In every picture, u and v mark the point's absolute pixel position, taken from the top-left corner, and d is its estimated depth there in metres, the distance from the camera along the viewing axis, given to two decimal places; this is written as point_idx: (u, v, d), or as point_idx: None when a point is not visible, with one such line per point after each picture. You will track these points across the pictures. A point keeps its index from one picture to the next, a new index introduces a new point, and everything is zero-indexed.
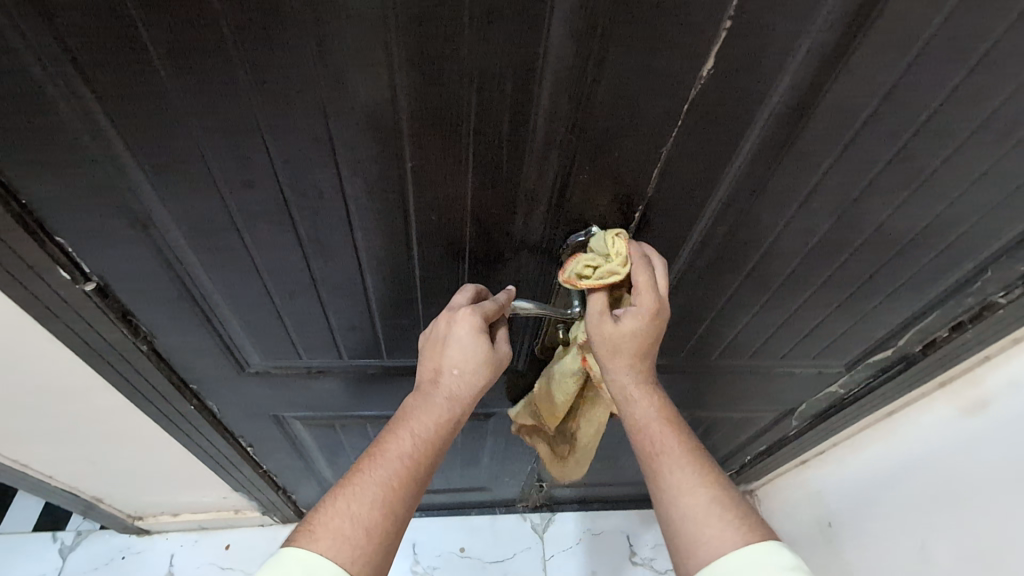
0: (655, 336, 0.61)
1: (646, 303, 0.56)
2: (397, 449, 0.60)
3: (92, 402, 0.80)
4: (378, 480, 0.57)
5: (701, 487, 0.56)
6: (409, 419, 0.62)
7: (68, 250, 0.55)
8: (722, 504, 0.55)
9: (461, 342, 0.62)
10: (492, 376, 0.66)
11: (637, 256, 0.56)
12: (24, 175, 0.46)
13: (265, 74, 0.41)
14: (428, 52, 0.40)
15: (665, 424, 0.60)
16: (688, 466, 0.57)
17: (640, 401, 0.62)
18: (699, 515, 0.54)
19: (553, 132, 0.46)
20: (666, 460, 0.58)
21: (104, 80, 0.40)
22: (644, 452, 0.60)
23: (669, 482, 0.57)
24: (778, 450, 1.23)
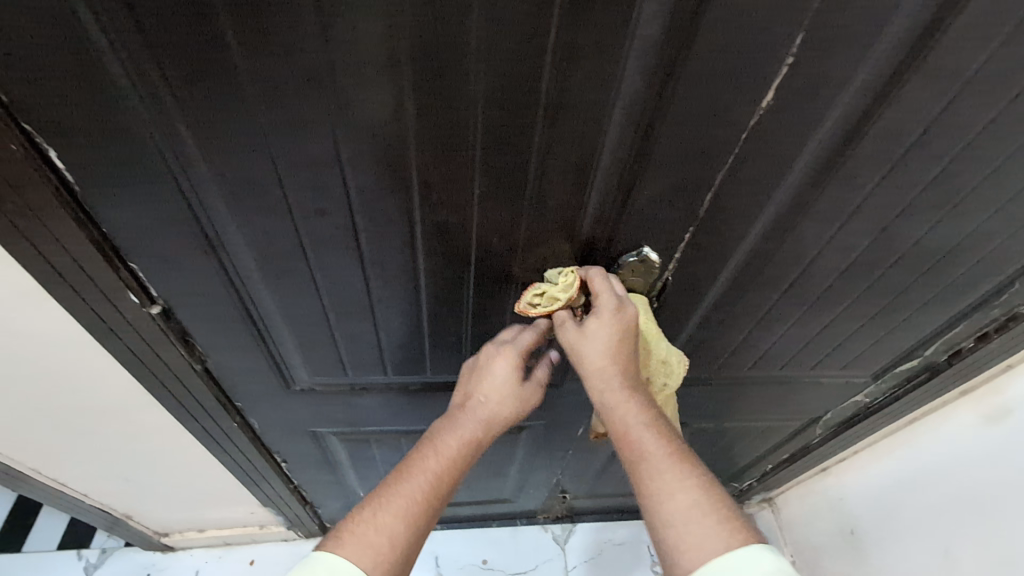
0: (624, 338, 0.59)
1: (604, 306, 0.58)
2: (423, 465, 0.60)
3: (138, 419, 0.82)
4: (403, 493, 0.58)
5: (683, 492, 0.51)
6: (437, 440, 0.63)
7: (139, 275, 0.57)
8: (706, 509, 0.50)
9: (495, 372, 0.66)
10: (525, 406, 0.68)
11: (592, 271, 0.59)
12: (109, 202, 0.49)
13: (350, 108, 0.43)
14: (509, 88, 0.42)
15: (650, 428, 0.56)
16: (671, 470, 0.53)
17: (620, 407, 0.57)
18: (681, 520, 0.50)
19: (618, 159, 0.49)
20: (648, 463, 0.54)
21: (200, 115, 0.43)
22: (628, 458, 0.56)
23: (651, 486, 0.53)
24: (800, 458, 1.25)
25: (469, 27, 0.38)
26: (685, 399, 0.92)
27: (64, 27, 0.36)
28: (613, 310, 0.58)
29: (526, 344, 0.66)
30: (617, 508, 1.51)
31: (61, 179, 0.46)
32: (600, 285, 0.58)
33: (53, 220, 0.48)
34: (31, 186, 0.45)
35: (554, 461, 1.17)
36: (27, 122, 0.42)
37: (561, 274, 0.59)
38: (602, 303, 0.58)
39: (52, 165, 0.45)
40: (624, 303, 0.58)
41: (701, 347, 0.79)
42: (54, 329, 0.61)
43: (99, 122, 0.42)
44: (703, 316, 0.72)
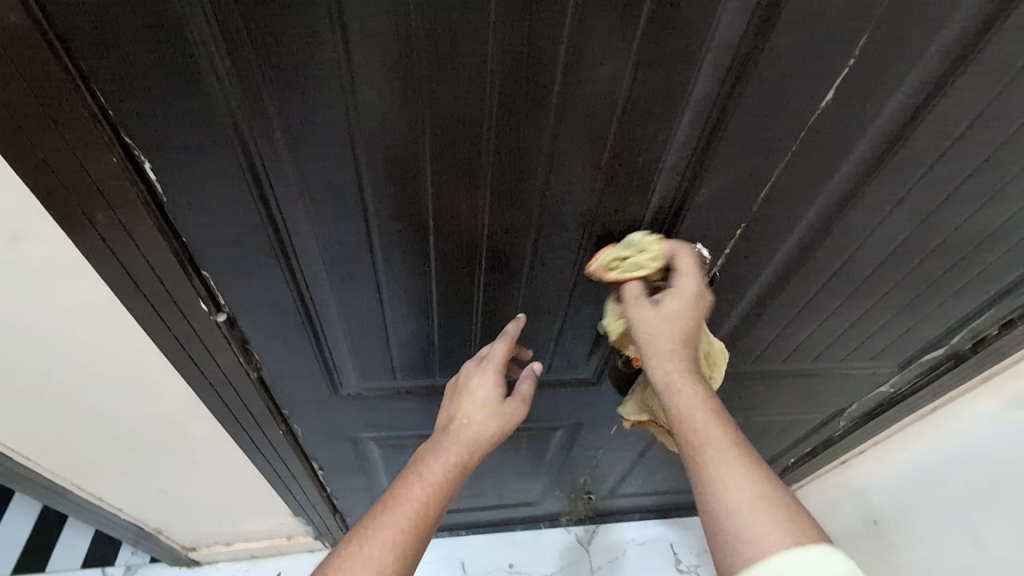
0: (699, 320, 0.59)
1: (686, 286, 0.58)
2: (408, 494, 0.59)
3: (186, 431, 0.82)
4: (390, 524, 0.56)
5: (752, 484, 0.49)
6: (420, 470, 0.62)
7: (210, 283, 0.58)
8: (777, 502, 0.48)
9: (473, 392, 0.70)
10: (508, 424, 0.70)
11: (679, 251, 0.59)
12: (194, 212, 0.50)
13: (442, 116, 0.45)
14: (592, 94, 0.45)
15: (711, 414, 0.54)
16: (738, 460, 0.50)
17: (682, 390, 0.56)
18: (748, 514, 0.47)
19: (682, 156, 0.52)
20: (713, 451, 0.51)
21: (296, 126, 0.44)
22: (688, 445, 0.53)
23: (715, 477, 0.50)
24: (822, 451, 1.27)
25: (561, 36, 0.41)
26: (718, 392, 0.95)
27: (183, 43, 0.38)
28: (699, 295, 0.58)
29: (499, 357, 0.70)
30: (640, 508, 1.52)
31: (151, 192, 0.48)
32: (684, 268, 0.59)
33: (140, 230, 0.49)
34: (123, 198, 0.46)
35: (584, 461, 1.19)
36: (128, 136, 0.43)
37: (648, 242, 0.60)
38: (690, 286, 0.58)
39: (145, 178, 0.47)
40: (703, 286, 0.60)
41: (739, 341, 0.81)
42: (120, 338, 0.62)
43: (195, 136, 0.44)
44: (745, 309, 0.75)
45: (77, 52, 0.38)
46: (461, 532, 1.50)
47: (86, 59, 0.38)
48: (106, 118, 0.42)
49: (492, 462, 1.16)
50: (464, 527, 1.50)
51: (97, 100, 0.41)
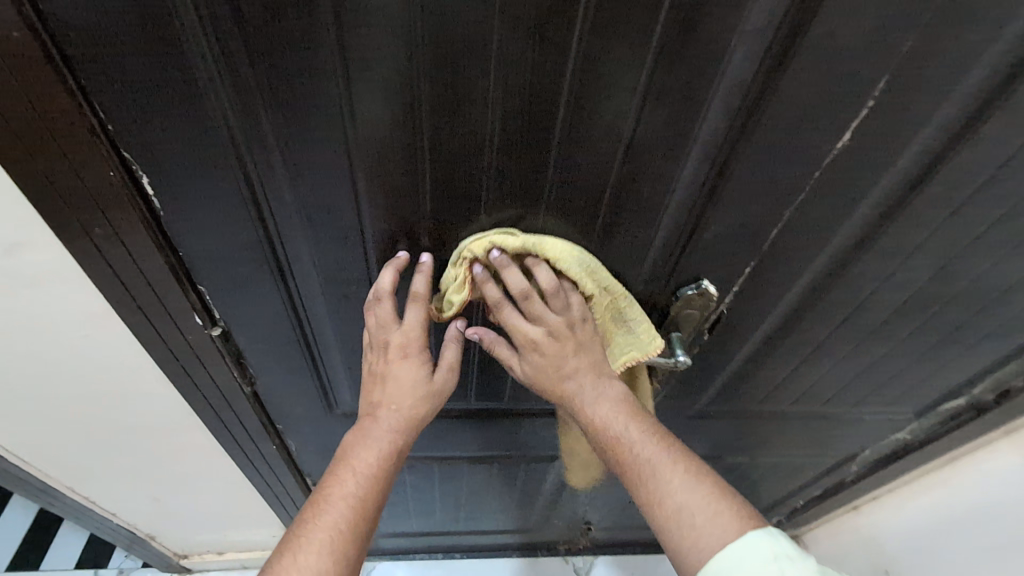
0: (565, 345, 0.56)
1: (525, 334, 0.56)
2: (341, 491, 0.55)
3: (179, 441, 0.81)
4: (325, 525, 0.52)
5: (680, 484, 0.51)
6: (348, 457, 0.58)
7: (205, 297, 0.58)
8: (703, 501, 0.50)
9: (385, 375, 0.60)
10: (440, 398, 0.62)
11: (488, 298, 0.55)
12: (188, 226, 0.50)
13: (441, 142, 0.44)
14: (596, 126, 0.44)
15: (634, 426, 0.56)
16: (665, 466, 0.52)
17: (603, 410, 0.57)
18: (683, 518, 0.50)
19: (688, 194, 0.50)
20: (642, 465, 0.53)
21: (291, 146, 0.44)
22: (617, 459, 0.55)
23: (649, 487, 0.52)
24: (834, 494, 1.22)
25: (567, 67, 0.40)
26: (725, 428, 0.92)
27: (181, 63, 0.38)
28: (546, 336, 0.56)
29: (415, 335, 0.57)
30: (641, 542, 1.47)
31: (149, 207, 0.47)
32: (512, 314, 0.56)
33: (134, 243, 0.49)
34: (121, 212, 0.46)
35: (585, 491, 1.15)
36: (126, 151, 0.43)
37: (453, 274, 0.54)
38: (529, 336, 0.56)
39: (143, 193, 0.46)
40: (544, 314, 0.55)
41: (749, 378, 0.78)
42: (115, 349, 0.62)
43: (194, 154, 0.44)
44: (754, 347, 0.72)
45: (77, 69, 0.38)
46: (456, 554, 1.47)
47: (86, 75, 0.38)
48: (105, 132, 0.42)
49: (489, 486, 1.13)
50: (460, 550, 1.47)
51: (97, 116, 0.41)
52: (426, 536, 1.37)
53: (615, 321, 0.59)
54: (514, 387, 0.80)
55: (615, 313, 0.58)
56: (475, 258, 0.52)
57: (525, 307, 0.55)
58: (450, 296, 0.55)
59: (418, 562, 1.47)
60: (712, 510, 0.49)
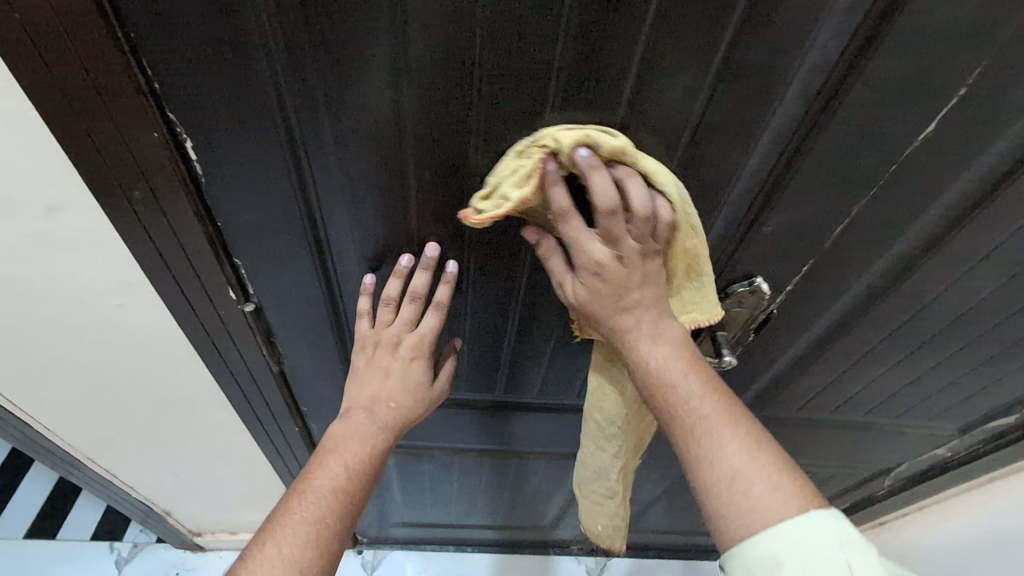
0: (633, 273, 0.47)
1: (592, 257, 0.46)
2: (328, 481, 0.53)
3: (203, 417, 0.80)
4: (310, 512, 0.50)
5: (738, 445, 0.43)
6: (340, 448, 0.57)
7: (240, 271, 0.56)
8: (758, 468, 0.42)
9: (389, 373, 0.61)
10: (428, 404, 0.65)
11: (558, 207, 0.44)
12: (229, 195, 0.48)
13: (497, 117, 0.42)
14: (663, 106, 0.41)
15: (691, 375, 0.47)
16: (721, 423, 0.44)
17: (660, 353, 0.48)
18: (734, 485, 0.42)
19: (754, 184, 0.48)
20: (695, 418, 0.45)
21: (341, 115, 0.42)
22: (666, 410, 0.46)
23: (700, 445, 0.44)
24: (860, 509, 1.18)
25: (640, 40, 0.37)
26: None
27: (236, 20, 0.36)
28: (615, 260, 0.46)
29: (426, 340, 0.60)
30: (655, 547, 1.44)
31: (190, 171, 0.46)
32: (578, 229, 0.46)
33: (174, 209, 0.47)
34: (162, 175, 0.45)
35: None
36: (171, 112, 0.41)
37: (518, 163, 0.43)
38: (596, 260, 0.46)
39: (185, 157, 0.45)
40: (622, 236, 0.45)
41: (789, 385, 0.75)
42: (145, 319, 0.61)
43: (238, 116, 0.42)
44: (798, 351, 0.69)
45: (127, 22, 0.36)
46: (468, 547, 1.46)
47: (136, 29, 0.37)
48: (151, 91, 0.40)
49: (507, 481, 1.11)
50: (471, 544, 1.45)
51: (143, 73, 0.39)
52: (440, 527, 1.35)
53: (692, 267, 0.50)
54: (544, 381, 0.78)
55: (691, 261, 0.50)
56: (556, 152, 0.42)
57: (603, 224, 0.44)
58: (514, 193, 0.43)
59: (428, 554, 1.46)
60: (771, 482, 0.41)
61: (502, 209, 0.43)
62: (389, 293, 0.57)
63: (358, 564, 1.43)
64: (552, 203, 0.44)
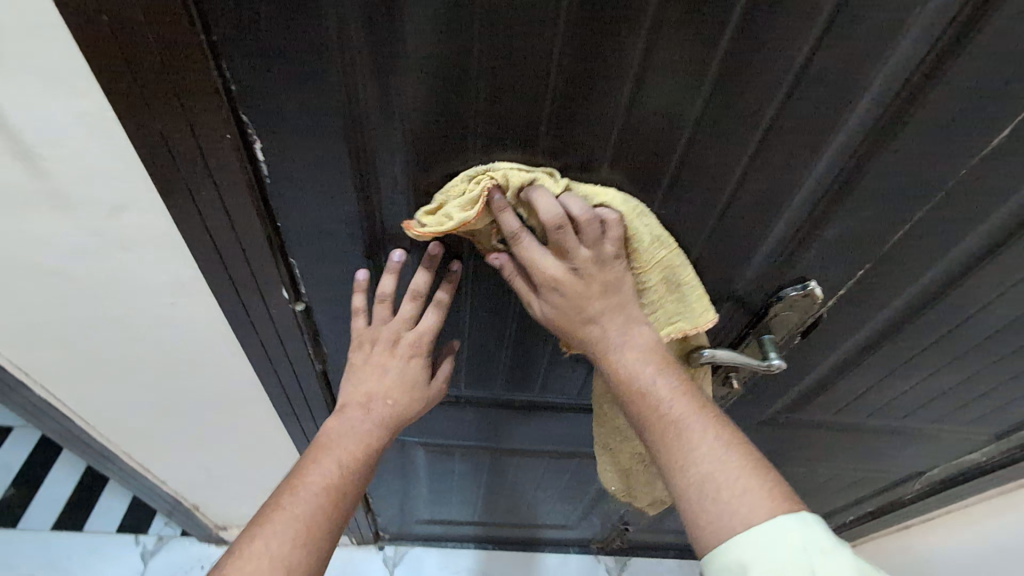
0: (591, 285, 0.50)
1: (547, 271, 0.49)
2: (323, 476, 0.55)
3: (241, 413, 0.81)
4: (305, 508, 0.53)
5: (707, 446, 0.47)
6: (331, 445, 0.58)
7: (294, 271, 0.57)
8: (728, 470, 0.46)
9: (387, 370, 0.61)
10: (425, 405, 0.65)
11: (508, 229, 0.48)
12: (290, 196, 0.48)
13: (568, 120, 0.43)
14: (738, 110, 0.42)
15: (661, 381, 0.51)
16: (691, 427, 0.48)
17: (630, 361, 0.51)
18: (704, 488, 0.46)
19: (818, 188, 0.48)
20: (669, 424, 0.49)
21: (413, 118, 0.42)
22: (641, 414, 0.51)
23: (674, 447, 0.48)
24: (886, 513, 1.18)
25: (718, 45, 0.38)
26: (791, 438, 0.89)
27: (320, 25, 0.37)
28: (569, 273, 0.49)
29: (424, 339, 0.60)
30: (677, 547, 1.44)
31: (256, 171, 0.46)
32: (530, 246, 0.49)
33: (237, 209, 0.48)
34: (229, 175, 0.45)
35: None
36: (244, 113, 0.42)
37: (465, 188, 0.46)
38: (552, 275, 0.49)
39: (253, 157, 0.45)
40: (572, 250, 0.48)
41: (830, 390, 0.75)
42: (194, 317, 0.61)
43: (311, 114, 0.42)
44: (843, 356, 0.69)
45: (210, 24, 0.37)
46: (489, 545, 1.47)
47: (218, 31, 0.37)
48: (227, 92, 0.40)
49: (535, 480, 1.12)
50: (492, 541, 1.46)
51: (220, 71, 0.39)
52: (462, 525, 1.36)
53: (669, 283, 0.52)
54: (581, 382, 0.78)
55: (667, 275, 0.52)
56: (500, 182, 0.45)
57: (553, 243, 0.48)
58: (457, 211, 0.46)
59: (449, 551, 1.46)
60: (740, 487, 0.45)
61: (443, 224, 0.46)
62: (384, 291, 0.57)
63: (379, 560, 1.44)
64: (502, 226, 0.48)
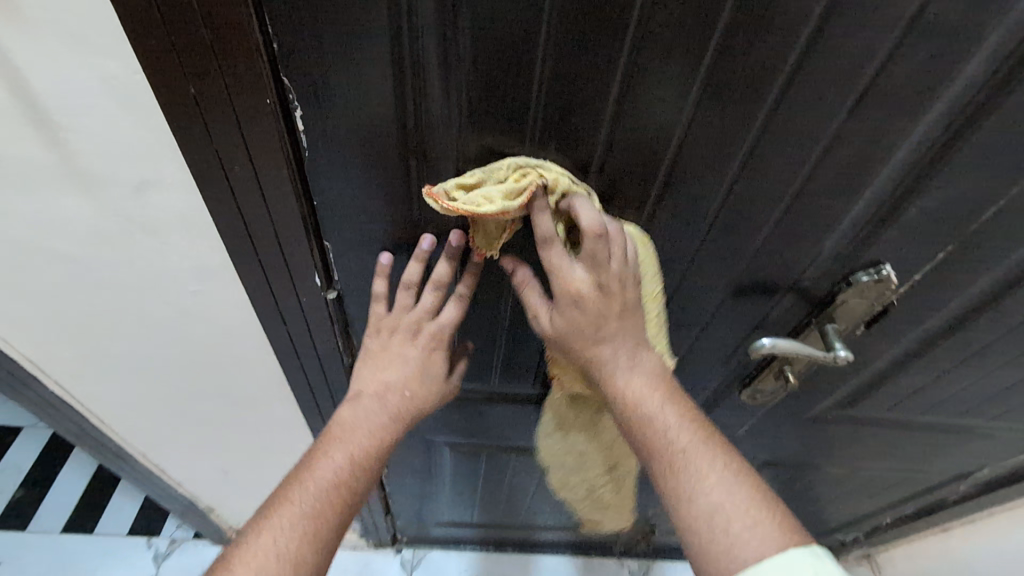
0: (611, 302, 0.47)
1: (569, 285, 0.46)
2: (332, 471, 0.51)
3: (264, 411, 0.77)
4: (311, 505, 0.49)
5: (720, 476, 0.45)
6: (342, 437, 0.54)
7: (328, 256, 0.53)
8: (741, 501, 0.44)
9: (407, 359, 0.58)
10: (441, 397, 0.62)
11: (542, 232, 0.44)
12: (332, 173, 0.45)
13: (640, 80, 0.40)
14: (830, 71, 0.39)
15: (670, 408, 0.48)
16: (704, 455, 0.46)
17: (637, 386, 0.49)
18: (713, 522, 0.44)
19: (907, 160, 0.44)
20: (681, 451, 0.46)
21: (473, 80, 0.39)
22: (645, 441, 0.48)
23: (685, 476, 0.46)
24: (926, 515, 1.14)
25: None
26: (838, 436, 0.85)
27: None
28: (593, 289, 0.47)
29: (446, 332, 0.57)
30: None
31: (294, 144, 0.42)
32: (557, 255, 0.46)
33: (272, 186, 0.44)
34: (265, 148, 0.41)
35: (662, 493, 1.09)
36: (285, 76, 0.38)
37: (511, 177, 0.43)
38: (575, 289, 0.46)
39: (292, 128, 0.41)
40: (602, 267, 0.46)
41: (888, 386, 0.71)
42: (220, 308, 0.57)
43: (361, 78, 0.39)
44: (906, 349, 0.65)
45: None
46: (509, 547, 1.43)
47: None
48: (268, 51, 0.37)
49: None
50: (512, 544, 1.42)
51: (262, 31, 0.36)
52: (483, 527, 1.32)
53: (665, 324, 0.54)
54: None
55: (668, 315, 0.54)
56: (547, 184, 0.43)
57: (585, 254, 0.45)
58: (501, 201, 0.42)
59: (468, 554, 1.42)
60: (750, 519, 0.43)
61: (484, 208, 0.41)
62: (411, 278, 0.53)
63: (397, 564, 1.40)
64: (535, 227, 0.44)
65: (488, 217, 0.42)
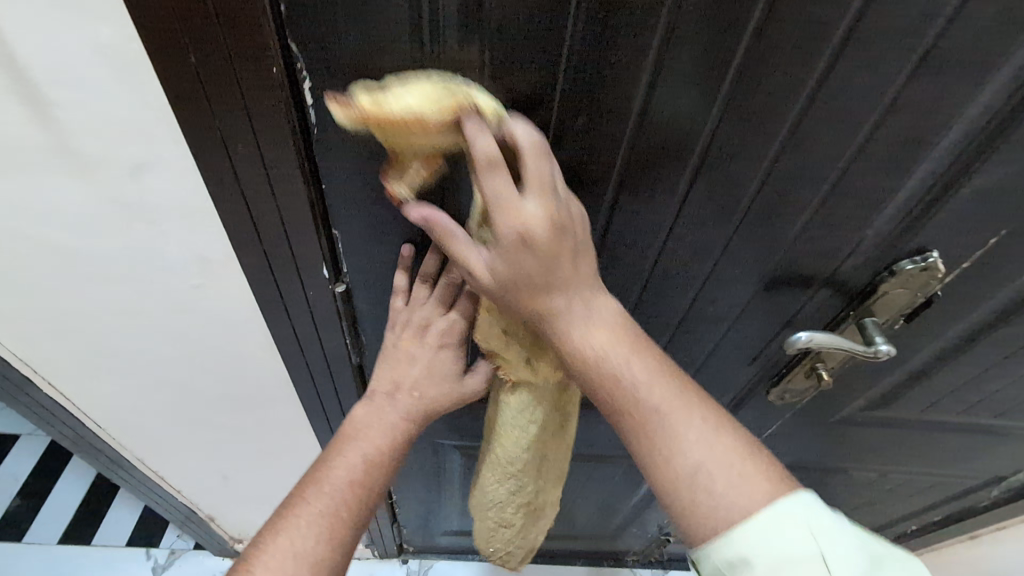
0: (561, 240, 0.39)
1: (507, 216, 0.37)
2: (352, 470, 0.49)
3: (267, 414, 0.73)
4: (331, 504, 0.47)
5: (698, 435, 0.38)
6: (357, 434, 0.52)
7: (336, 245, 0.50)
8: (724, 460, 0.37)
9: (414, 358, 0.54)
10: (460, 400, 0.57)
11: (477, 153, 0.36)
12: (343, 153, 0.42)
13: (680, 48, 0.37)
14: (887, 36, 0.35)
15: (639, 361, 0.40)
16: (680, 413, 0.39)
17: (598, 338, 0.41)
18: (689, 481, 0.37)
19: (964, 136, 0.41)
20: (654, 410, 0.39)
21: (498, 47, 0.36)
22: (612, 401, 0.40)
23: (660, 438, 0.39)
24: (953, 522, 1.09)
25: None
26: (868, 438, 0.81)
27: None
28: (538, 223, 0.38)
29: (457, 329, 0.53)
30: None
31: (302, 118, 0.39)
32: (494, 184, 0.37)
33: (278, 166, 0.41)
34: (270, 122, 0.38)
35: None
36: (292, 40, 0.35)
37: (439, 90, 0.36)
38: (517, 221, 0.37)
39: (300, 101, 0.38)
40: (546, 197, 0.38)
41: (926, 384, 0.67)
42: (223, 303, 0.54)
43: (378, 46, 0.36)
44: (948, 345, 0.61)
45: None
46: None
47: None
48: (275, 13, 0.34)
49: (575, 487, 1.04)
50: None
51: None
52: None
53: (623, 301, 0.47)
54: None
55: None
56: (480, 105, 0.36)
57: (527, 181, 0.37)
58: (418, 108, 0.36)
59: (475, 564, 1.38)
60: (734, 474, 0.37)
61: (395, 111, 0.35)
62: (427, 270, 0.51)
63: None
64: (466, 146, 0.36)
65: (405, 125, 0.36)
